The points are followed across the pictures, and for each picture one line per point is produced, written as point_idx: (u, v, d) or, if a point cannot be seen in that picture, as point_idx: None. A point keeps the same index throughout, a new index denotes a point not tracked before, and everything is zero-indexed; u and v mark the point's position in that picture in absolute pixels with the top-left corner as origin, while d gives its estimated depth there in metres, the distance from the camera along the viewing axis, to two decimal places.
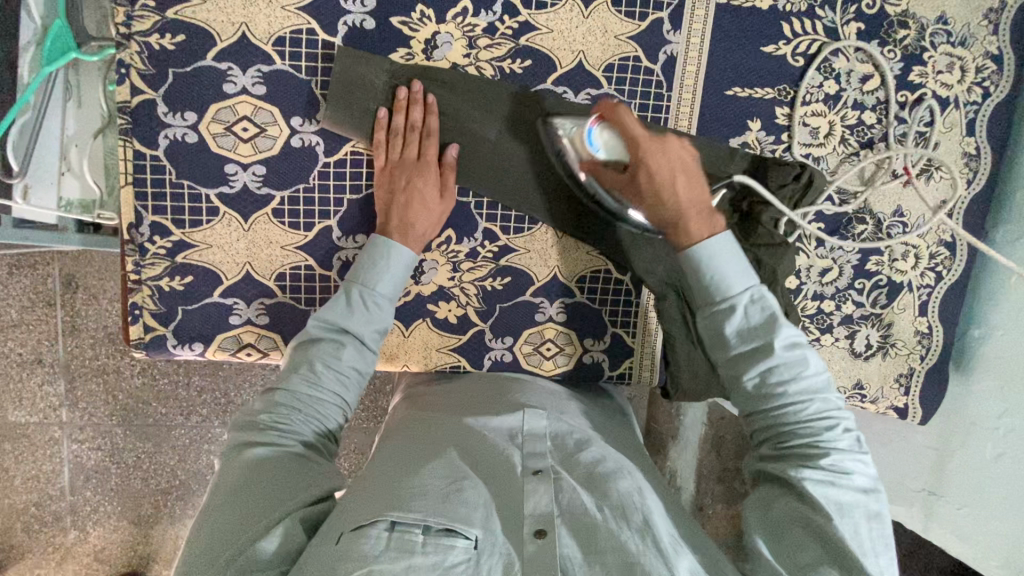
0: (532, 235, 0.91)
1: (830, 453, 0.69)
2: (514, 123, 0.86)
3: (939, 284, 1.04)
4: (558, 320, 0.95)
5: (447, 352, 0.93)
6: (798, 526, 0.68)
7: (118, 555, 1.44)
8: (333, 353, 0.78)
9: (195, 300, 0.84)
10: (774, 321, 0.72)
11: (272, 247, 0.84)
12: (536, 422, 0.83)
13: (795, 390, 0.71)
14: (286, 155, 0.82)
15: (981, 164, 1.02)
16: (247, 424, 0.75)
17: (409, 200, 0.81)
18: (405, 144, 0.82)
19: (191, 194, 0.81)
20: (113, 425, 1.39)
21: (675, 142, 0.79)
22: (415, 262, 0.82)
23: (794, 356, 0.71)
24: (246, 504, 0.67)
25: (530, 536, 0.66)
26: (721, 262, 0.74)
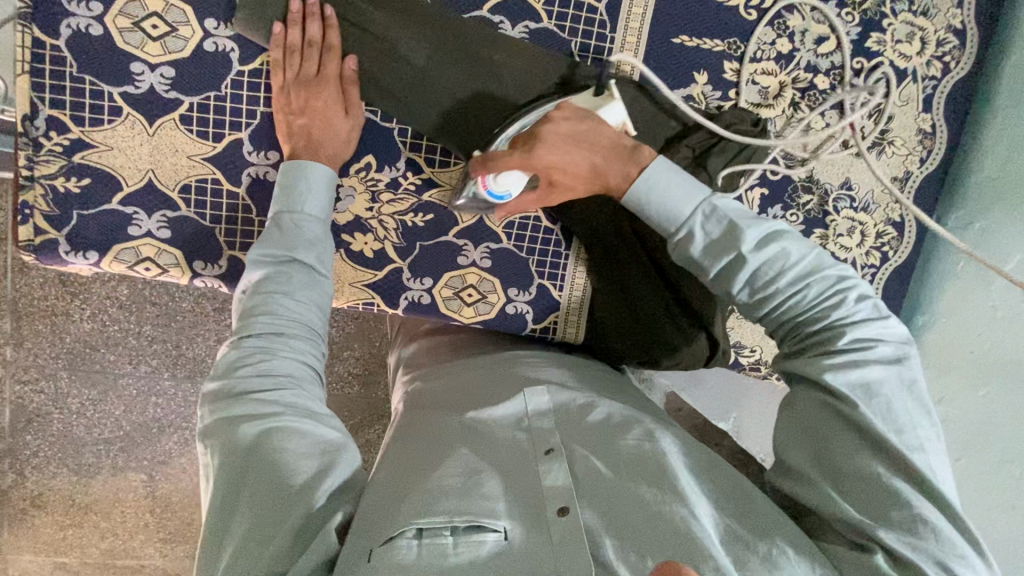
0: (458, 171, 0.87)
1: (845, 333, 0.65)
2: (430, 49, 0.82)
3: (884, 265, 1.00)
4: (481, 266, 0.91)
5: (361, 288, 0.89)
6: (823, 420, 0.65)
7: (55, 501, 1.42)
8: (282, 279, 0.75)
9: (92, 205, 0.80)
10: (738, 228, 0.68)
11: (177, 156, 0.80)
12: (538, 399, 0.80)
13: (786, 282, 0.67)
14: (197, 58, 0.78)
15: (936, 143, 0.98)
16: (220, 394, 0.70)
17: (310, 121, 0.78)
18: (303, 59, 0.78)
19: (93, 91, 0.77)
20: (58, 368, 1.34)
21: (546, 126, 0.75)
22: (336, 177, 0.80)
23: (776, 249, 0.67)
24: (265, 485, 0.65)
25: (553, 516, 0.65)
26: (663, 189, 0.70)
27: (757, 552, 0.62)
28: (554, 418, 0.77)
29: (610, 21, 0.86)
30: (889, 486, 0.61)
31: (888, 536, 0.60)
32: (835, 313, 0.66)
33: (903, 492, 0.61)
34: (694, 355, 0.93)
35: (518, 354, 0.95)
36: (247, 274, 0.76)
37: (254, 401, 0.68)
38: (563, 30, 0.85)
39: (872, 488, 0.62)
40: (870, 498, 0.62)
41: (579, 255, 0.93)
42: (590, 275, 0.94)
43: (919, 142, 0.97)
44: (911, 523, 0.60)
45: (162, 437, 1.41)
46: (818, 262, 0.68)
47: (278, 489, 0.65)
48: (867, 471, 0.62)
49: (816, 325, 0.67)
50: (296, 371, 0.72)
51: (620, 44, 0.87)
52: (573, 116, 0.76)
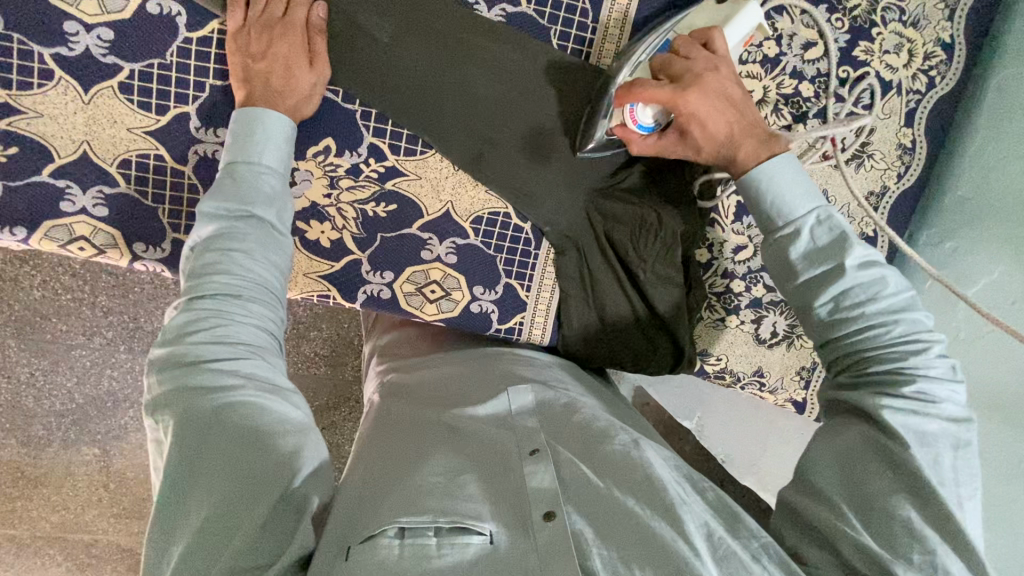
0: (425, 160, 0.82)
1: (918, 378, 0.63)
2: (399, 15, 0.77)
3: None
4: (446, 262, 0.87)
5: (315, 279, 0.84)
6: (868, 446, 0.63)
7: (3, 474, 1.37)
8: (237, 236, 0.66)
9: (20, 176, 0.73)
10: (846, 241, 0.67)
11: (116, 128, 0.74)
12: (522, 399, 0.78)
13: (875, 311, 0.66)
14: (140, 22, 0.71)
15: (915, 159, 0.96)
16: (169, 364, 0.63)
17: (270, 69, 0.71)
18: (268, 2, 0.71)
19: (21, 51, 0.70)
20: (6, 336, 1.26)
21: (710, 74, 0.71)
22: (294, 131, 0.72)
23: (875, 271, 0.66)
24: (227, 463, 0.59)
25: (540, 522, 0.59)
26: (780, 184, 0.70)
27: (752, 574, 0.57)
28: (540, 419, 0.74)
29: (592, 9, 0.80)
30: (916, 529, 0.57)
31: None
32: (913, 360, 0.64)
33: (931, 538, 0.57)
34: (662, 358, 0.93)
35: (505, 353, 0.92)
36: (195, 228, 0.68)
37: (210, 372, 0.61)
38: (543, 16, 0.80)
39: (894, 524, 0.58)
40: (889, 536, 0.58)
41: (548, 256, 0.89)
42: (557, 280, 0.90)
43: (898, 156, 0.96)
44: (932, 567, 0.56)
45: (117, 412, 1.34)
46: (906, 305, 0.66)
47: (240, 470, 0.59)
48: (898, 511, 0.59)
49: (883, 360, 0.65)
50: (256, 340, 0.66)
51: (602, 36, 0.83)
52: (730, 75, 0.72)
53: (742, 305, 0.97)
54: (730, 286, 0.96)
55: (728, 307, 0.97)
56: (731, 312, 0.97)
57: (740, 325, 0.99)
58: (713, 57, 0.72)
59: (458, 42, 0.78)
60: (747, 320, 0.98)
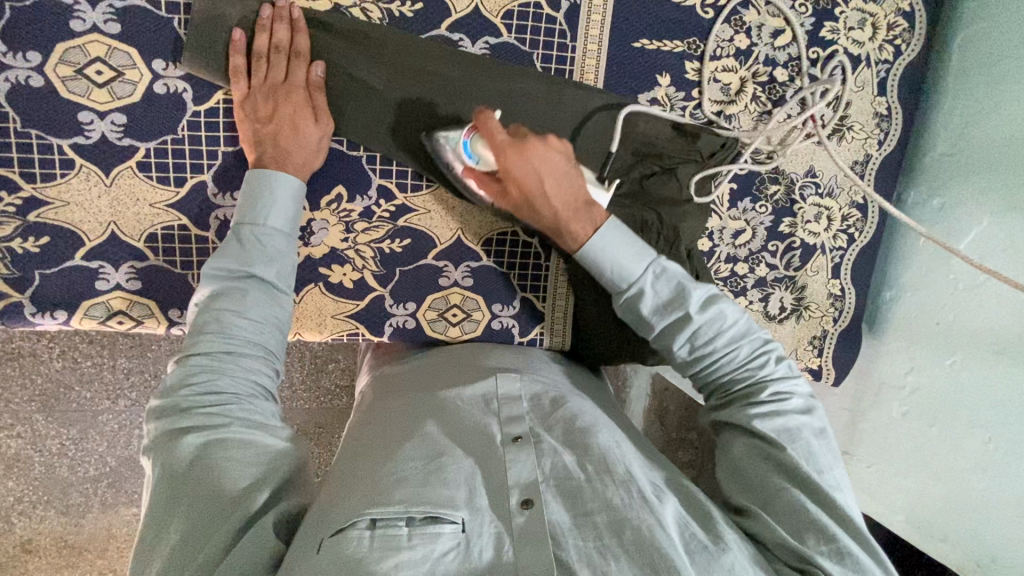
0: (431, 193, 0.86)
1: (769, 385, 0.70)
2: (391, 62, 0.80)
3: (851, 246, 1.05)
4: (463, 285, 0.91)
5: (344, 319, 0.88)
6: (755, 453, 0.68)
7: (48, 546, 1.31)
8: (241, 295, 0.69)
9: (55, 262, 0.77)
10: (684, 290, 0.71)
11: (139, 205, 0.77)
12: (509, 386, 0.80)
13: (722, 342, 0.71)
14: (149, 102, 0.75)
15: (892, 125, 1.01)
16: (164, 410, 0.64)
17: (278, 131, 0.74)
18: (269, 66, 0.74)
19: (41, 144, 0.73)
20: (33, 411, 1.24)
21: (545, 148, 0.72)
22: (302, 190, 0.76)
23: (710, 314, 0.70)
24: (210, 493, 0.60)
25: (517, 508, 0.62)
26: (617, 249, 0.71)
27: (723, 564, 0.59)
28: (527, 406, 0.77)
29: (570, 30, 0.86)
30: (818, 520, 0.62)
31: (821, 566, 0.60)
32: (761, 371, 0.71)
33: (832, 527, 0.62)
34: None
35: (481, 350, 0.90)
36: (200, 286, 0.70)
37: (199, 415, 0.63)
38: (525, 43, 0.85)
39: (800, 518, 0.63)
40: (797, 531, 0.62)
41: (559, 266, 0.93)
42: (570, 288, 0.94)
43: (876, 124, 1.00)
44: (838, 551, 0.60)
45: None
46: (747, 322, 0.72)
47: (225, 492, 0.61)
48: (792, 499, 0.64)
49: (735, 379, 0.72)
50: (248, 390, 0.67)
51: (582, 52, 0.87)
52: (570, 161, 0.73)
53: (749, 286, 1.03)
54: (734, 269, 1.02)
55: (736, 290, 1.03)
56: (739, 294, 1.03)
57: (750, 305, 1.05)
58: (559, 145, 0.73)
59: (455, 79, 0.82)
60: (755, 300, 1.04)
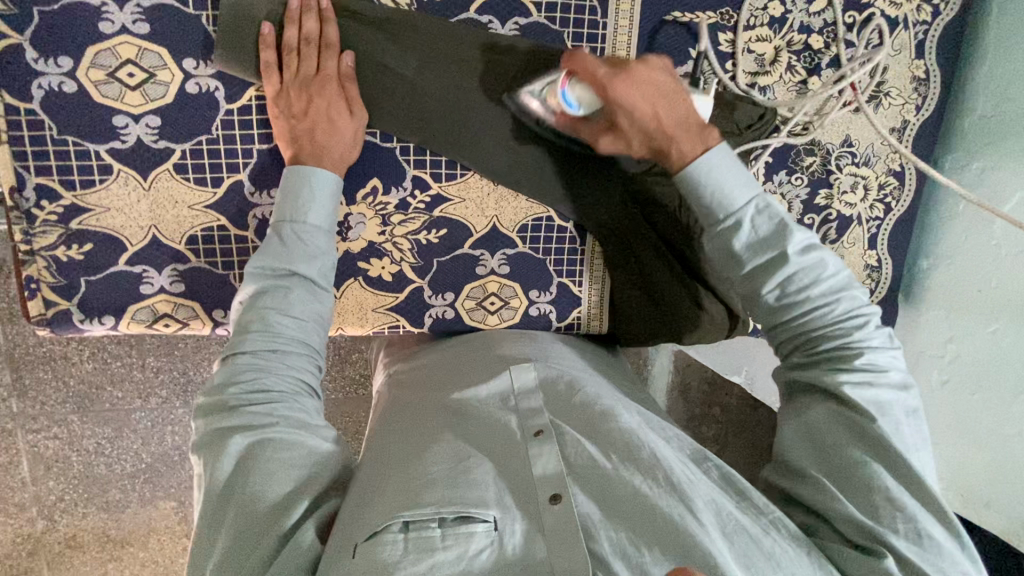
0: (466, 182, 0.85)
1: (866, 350, 0.67)
2: (422, 48, 0.78)
3: (888, 216, 1.04)
4: (500, 273, 0.90)
5: (384, 312, 0.88)
6: (835, 416, 0.67)
7: (91, 541, 1.32)
8: (285, 295, 0.69)
9: (99, 269, 0.77)
10: (785, 230, 0.68)
11: (178, 208, 0.77)
12: (525, 377, 0.78)
13: (819, 293, 0.68)
14: (183, 102, 0.74)
15: (930, 89, 0.98)
16: (211, 408, 0.66)
17: (314, 125, 0.73)
18: (301, 59, 0.73)
19: (77, 151, 0.73)
20: (68, 412, 1.24)
21: (643, 69, 0.72)
22: (339, 185, 0.74)
23: (807, 261, 0.68)
24: (258, 491, 0.62)
25: (546, 504, 0.63)
26: (721, 173, 0.69)
27: (763, 548, 0.61)
28: (542, 396, 0.76)
29: (600, 5, 0.83)
30: (897, 499, 0.62)
31: (894, 543, 0.60)
32: (857, 334, 0.68)
33: (910, 506, 0.62)
34: (716, 327, 0.91)
35: (499, 338, 0.89)
36: (241, 287, 0.70)
37: (246, 415, 0.64)
38: (555, 21, 0.82)
39: (878, 494, 0.62)
40: (876, 509, 0.62)
41: (595, 249, 0.92)
42: (607, 271, 0.93)
43: (913, 89, 0.98)
44: (915, 530, 0.61)
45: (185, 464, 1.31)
46: (845, 283, 0.69)
47: (272, 489, 0.62)
48: (876, 479, 0.63)
49: (825, 338, 0.69)
50: (292, 387, 0.67)
51: (615, 28, 0.84)
52: (670, 78, 0.73)
53: None
54: None
55: None
56: None
57: None
58: (654, 62, 0.73)
59: (490, 60, 0.80)
60: None
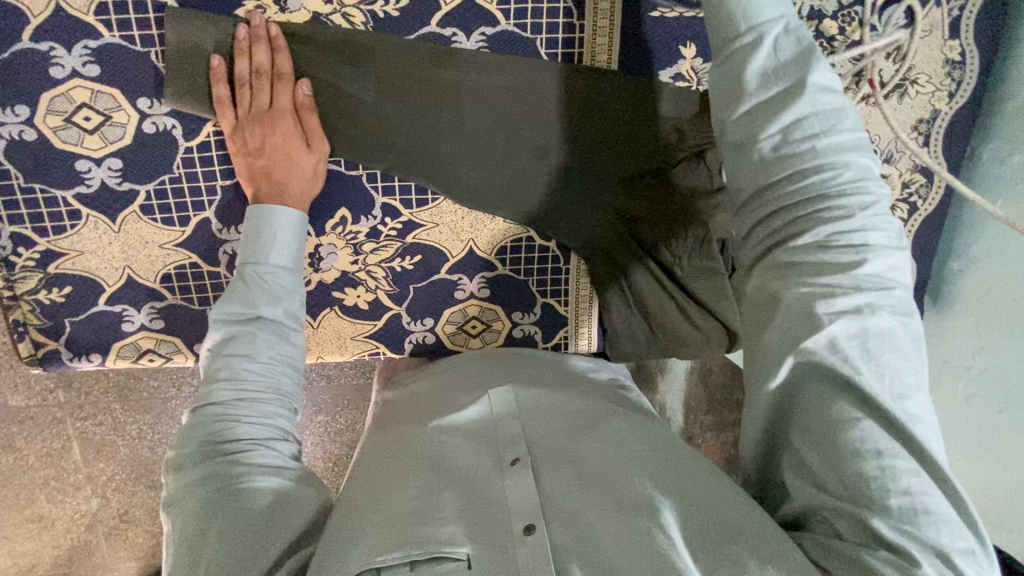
0: (439, 206, 0.81)
1: (869, 253, 0.49)
2: (380, 71, 0.74)
3: (913, 217, 0.94)
4: (481, 297, 0.87)
5: (363, 339, 0.87)
6: (801, 320, 0.50)
7: (144, 515, 1.20)
8: (252, 338, 0.66)
9: (80, 310, 0.79)
10: (812, 58, 0.53)
11: (149, 248, 0.77)
12: (503, 400, 0.72)
13: (829, 147, 0.52)
14: (141, 143, 0.73)
15: (967, 73, 0.86)
16: (183, 469, 0.61)
17: (271, 162, 0.71)
18: (253, 93, 0.70)
19: (46, 198, 0.73)
20: (110, 399, 1.12)
21: None
22: (305, 220, 0.72)
23: (826, 105, 0.52)
24: (229, 544, 0.54)
25: (520, 536, 0.55)
26: None
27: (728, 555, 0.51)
28: (517, 419, 0.69)
29: (575, 7, 0.75)
30: (888, 467, 0.47)
31: (890, 531, 0.46)
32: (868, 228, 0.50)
33: (904, 479, 0.47)
34: (711, 344, 0.86)
35: (486, 359, 0.83)
36: (210, 334, 0.69)
37: (218, 466, 0.60)
38: (525, 29, 0.75)
39: (867, 464, 0.48)
40: (863, 485, 0.48)
41: (580, 267, 0.88)
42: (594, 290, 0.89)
43: (946, 74, 0.86)
44: (912, 510, 0.46)
45: None
46: (875, 174, 0.52)
47: (246, 538, 0.55)
48: (861, 438, 0.48)
49: (812, 226, 0.51)
50: (266, 432, 0.64)
51: (591, 25, 0.76)
52: None
53: None
54: None
55: None
56: None
57: None
58: None
59: (455, 77, 0.75)
60: None
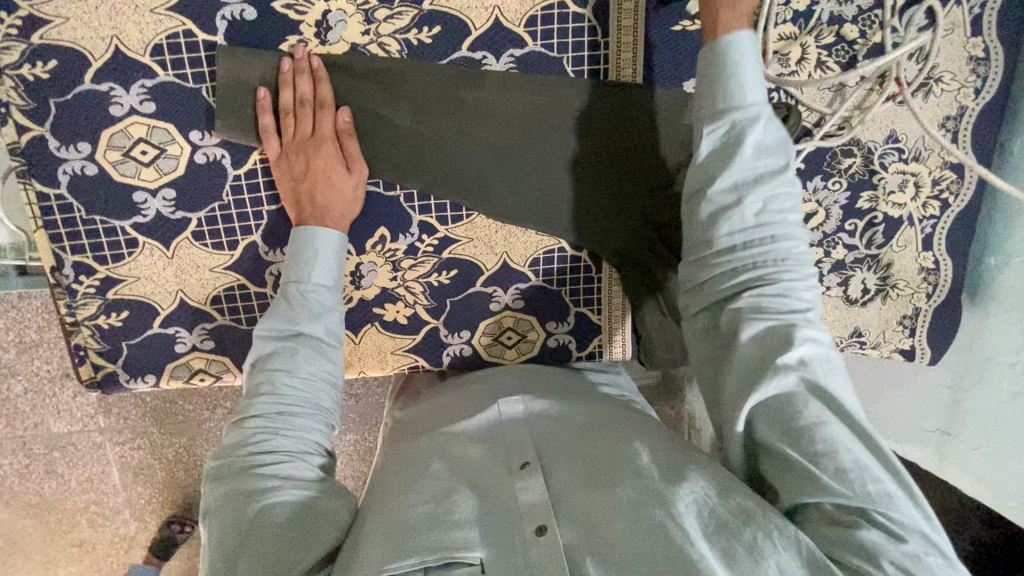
0: (473, 222, 0.84)
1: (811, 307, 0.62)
2: (415, 96, 0.77)
3: (946, 213, 0.93)
4: (515, 308, 0.89)
5: (403, 353, 0.89)
6: (769, 352, 0.60)
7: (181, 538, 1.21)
8: (295, 356, 0.68)
9: (137, 333, 0.82)
10: (788, 145, 0.64)
11: (201, 272, 0.81)
12: (512, 410, 0.75)
13: (786, 221, 0.64)
14: (193, 174, 0.77)
15: (992, 69, 0.86)
16: (222, 476, 0.63)
17: (314, 185, 0.74)
18: (297, 122, 0.74)
19: (105, 228, 0.78)
20: (148, 425, 1.15)
21: None
22: (344, 241, 0.75)
23: (787, 186, 0.64)
24: (263, 554, 0.57)
25: (532, 537, 0.56)
26: (752, 66, 0.64)
27: (744, 540, 0.53)
28: (529, 427, 0.72)
29: (600, 25, 0.78)
30: (859, 459, 0.55)
31: (876, 516, 0.53)
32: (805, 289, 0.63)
33: (873, 471, 0.55)
34: None
35: (503, 374, 0.86)
36: (253, 348, 0.71)
37: (254, 477, 0.62)
38: (552, 49, 0.78)
39: (841, 459, 0.55)
40: (843, 475, 0.54)
41: (612, 276, 0.89)
42: (628, 297, 0.89)
43: (970, 71, 0.86)
44: (886, 495, 0.54)
45: None
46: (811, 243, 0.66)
47: (276, 550, 0.57)
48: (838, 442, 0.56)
49: (770, 276, 0.62)
50: (300, 448, 0.66)
51: (617, 45, 0.79)
52: None
53: (826, 270, 0.95)
54: None
55: None
56: None
57: (827, 291, 0.97)
58: None
59: (484, 97, 0.78)
60: (833, 285, 0.96)
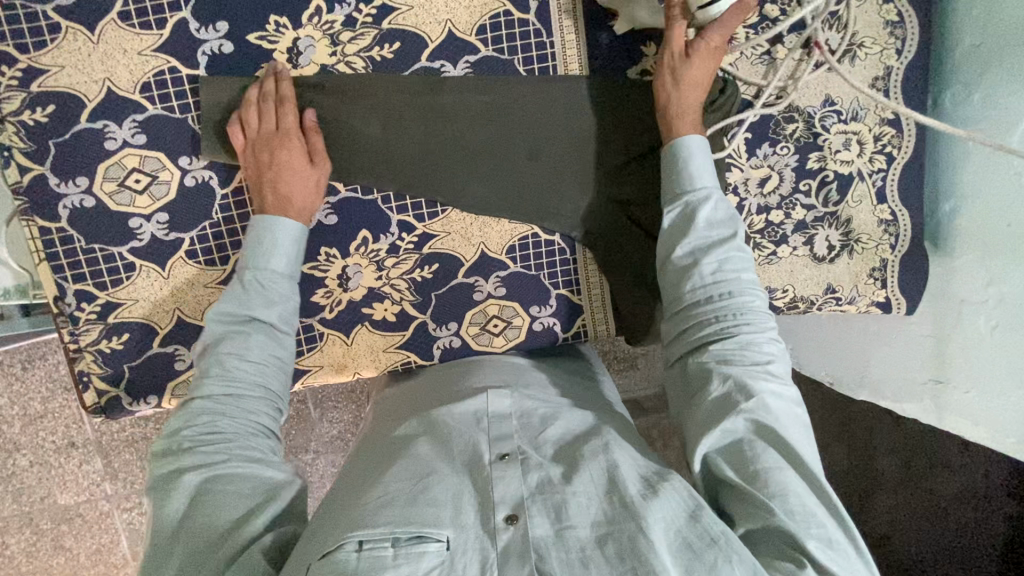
0: (448, 217, 0.89)
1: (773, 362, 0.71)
2: (381, 104, 0.84)
3: (893, 166, 0.99)
4: (498, 296, 0.93)
5: (394, 351, 0.92)
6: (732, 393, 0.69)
7: None
8: (246, 342, 0.73)
9: (138, 354, 0.86)
10: (734, 222, 0.77)
11: (196, 288, 0.85)
12: (500, 402, 0.78)
13: (744, 283, 0.75)
14: (184, 196, 0.83)
15: (909, 29, 0.94)
16: (167, 452, 0.68)
17: (277, 174, 0.79)
18: (262, 115, 0.80)
19: (104, 255, 0.83)
20: None
21: None
22: (305, 232, 0.80)
23: (738, 252, 0.76)
24: (209, 523, 0.62)
25: (502, 524, 0.60)
26: (701, 161, 0.79)
27: (705, 561, 0.57)
28: (515, 421, 0.75)
29: (543, 26, 0.86)
30: (806, 504, 0.63)
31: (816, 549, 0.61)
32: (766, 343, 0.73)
33: (815, 514, 0.63)
34: None
35: (481, 364, 0.90)
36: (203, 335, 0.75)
37: (198, 454, 0.66)
38: (503, 52, 0.86)
39: (790, 502, 0.63)
40: (790, 514, 0.62)
41: (586, 256, 0.93)
42: (602, 274, 0.94)
43: (889, 33, 0.94)
44: (826, 542, 0.62)
45: None
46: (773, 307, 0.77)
47: (222, 521, 0.62)
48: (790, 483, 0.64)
49: (733, 328, 0.72)
50: (249, 428, 0.70)
51: (562, 44, 0.87)
52: None
53: (789, 232, 1.00)
54: (769, 219, 0.99)
55: (777, 238, 1.00)
56: (781, 242, 1.00)
57: (794, 252, 1.01)
58: None
59: (439, 88, 0.85)
60: (799, 245, 1.01)
